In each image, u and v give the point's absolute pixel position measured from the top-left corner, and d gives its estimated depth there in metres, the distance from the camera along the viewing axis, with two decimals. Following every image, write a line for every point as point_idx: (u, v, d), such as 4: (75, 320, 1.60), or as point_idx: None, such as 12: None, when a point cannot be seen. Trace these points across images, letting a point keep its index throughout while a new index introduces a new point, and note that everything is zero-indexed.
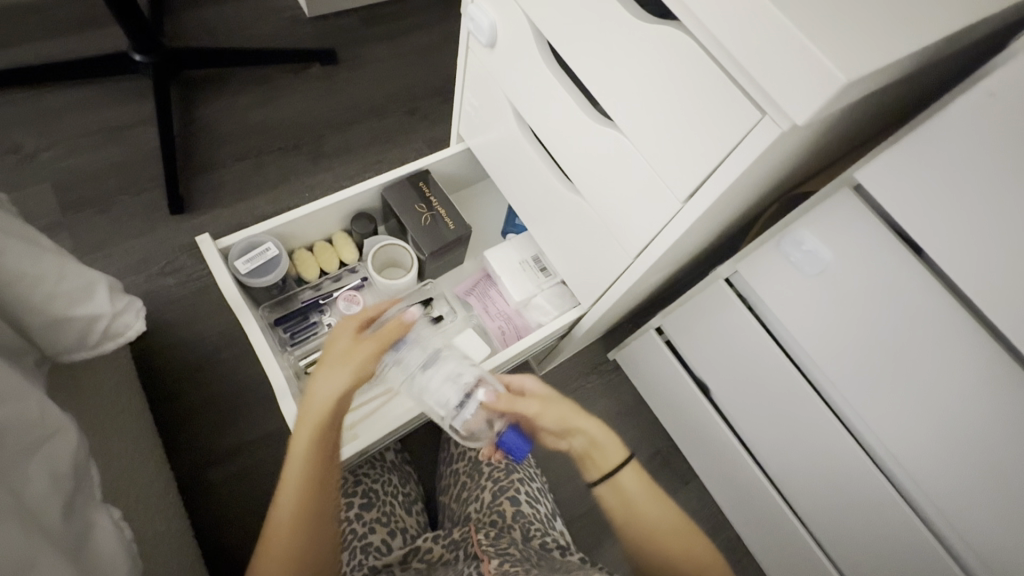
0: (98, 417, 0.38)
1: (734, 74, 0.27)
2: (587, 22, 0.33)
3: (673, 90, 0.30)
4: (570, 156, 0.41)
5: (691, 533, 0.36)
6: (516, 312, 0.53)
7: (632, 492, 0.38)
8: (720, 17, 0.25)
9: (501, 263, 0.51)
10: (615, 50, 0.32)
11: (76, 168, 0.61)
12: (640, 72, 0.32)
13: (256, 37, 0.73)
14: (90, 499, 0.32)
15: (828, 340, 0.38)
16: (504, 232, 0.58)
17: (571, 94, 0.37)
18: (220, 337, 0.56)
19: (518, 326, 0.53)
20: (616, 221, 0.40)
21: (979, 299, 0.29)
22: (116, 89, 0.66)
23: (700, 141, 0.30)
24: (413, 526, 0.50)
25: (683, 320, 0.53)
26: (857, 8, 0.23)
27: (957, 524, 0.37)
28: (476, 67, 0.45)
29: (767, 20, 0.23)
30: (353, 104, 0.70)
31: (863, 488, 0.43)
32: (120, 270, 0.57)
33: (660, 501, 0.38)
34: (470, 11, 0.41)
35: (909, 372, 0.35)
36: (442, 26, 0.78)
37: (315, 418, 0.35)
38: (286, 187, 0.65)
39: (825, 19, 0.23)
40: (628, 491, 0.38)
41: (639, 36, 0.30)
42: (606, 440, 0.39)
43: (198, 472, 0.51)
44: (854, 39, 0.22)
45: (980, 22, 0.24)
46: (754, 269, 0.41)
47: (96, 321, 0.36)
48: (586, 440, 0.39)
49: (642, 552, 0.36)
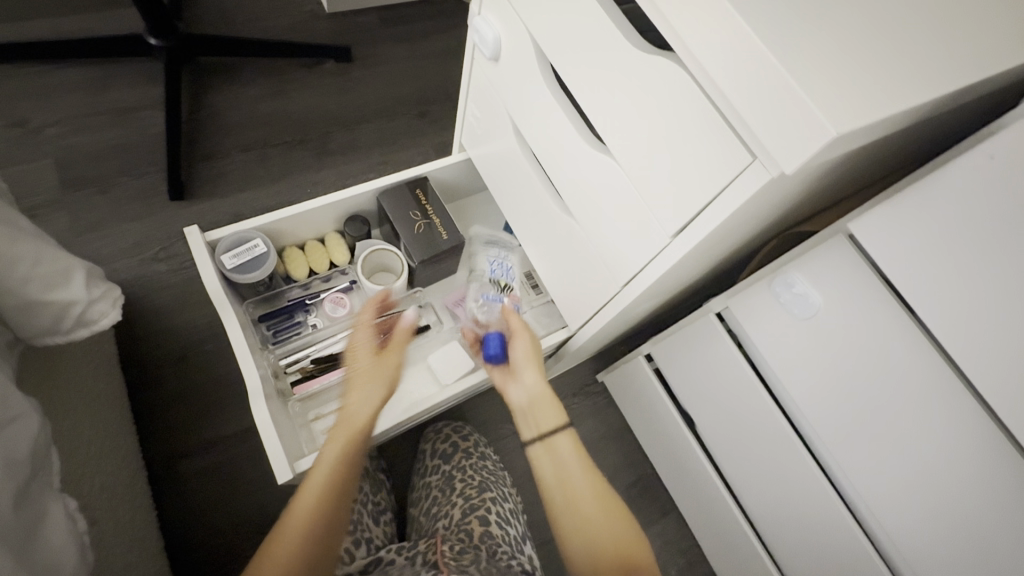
0: (63, 404, 0.38)
1: (721, 107, 0.23)
2: (574, 36, 0.30)
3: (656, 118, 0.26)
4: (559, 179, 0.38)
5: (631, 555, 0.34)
6: None
7: (566, 457, 0.38)
8: (707, 43, 0.21)
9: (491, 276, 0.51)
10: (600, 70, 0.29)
11: (79, 145, 0.65)
12: (625, 96, 0.28)
13: (272, 29, 0.78)
14: (46, 487, 0.32)
15: (817, 392, 0.36)
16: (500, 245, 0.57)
17: (562, 109, 0.34)
18: (205, 323, 0.60)
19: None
20: (600, 255, 0.37)
21: (984, 370, 0.26)
22: (128, 71, 0.70)
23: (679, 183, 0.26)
24: (378, 537, 0.50)
25: (672, 352, 0.51)
26: (868, 49, 0.21)
27: None
28: (479, 74, 0.43)
29: (757, 52, 0.19)
30: (361, 103, 0.76)
31: (848, 550, 0.40)
32: (115, 250, 0.61)
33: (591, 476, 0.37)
34: (475, 23, 0.38)
35: (889, 425, 0.32)
36: (456, 33, 0.84)
37: (353, 431, 0.37)
38: (287, 179, 0.69)
39: (826, 60, 0.19)
40: (561, 455, 0.38)
41: (624, 56, 0.27)
42: (548, 399, 0.39)
43: (169, 452, 0.55)
44: (854, 83, 0.19)
45: (1000, 71, 0.22)
46: (746, 310, 0.39)
47: (72, 306, 0.35)
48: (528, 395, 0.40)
49: (571, 534, 0.35)
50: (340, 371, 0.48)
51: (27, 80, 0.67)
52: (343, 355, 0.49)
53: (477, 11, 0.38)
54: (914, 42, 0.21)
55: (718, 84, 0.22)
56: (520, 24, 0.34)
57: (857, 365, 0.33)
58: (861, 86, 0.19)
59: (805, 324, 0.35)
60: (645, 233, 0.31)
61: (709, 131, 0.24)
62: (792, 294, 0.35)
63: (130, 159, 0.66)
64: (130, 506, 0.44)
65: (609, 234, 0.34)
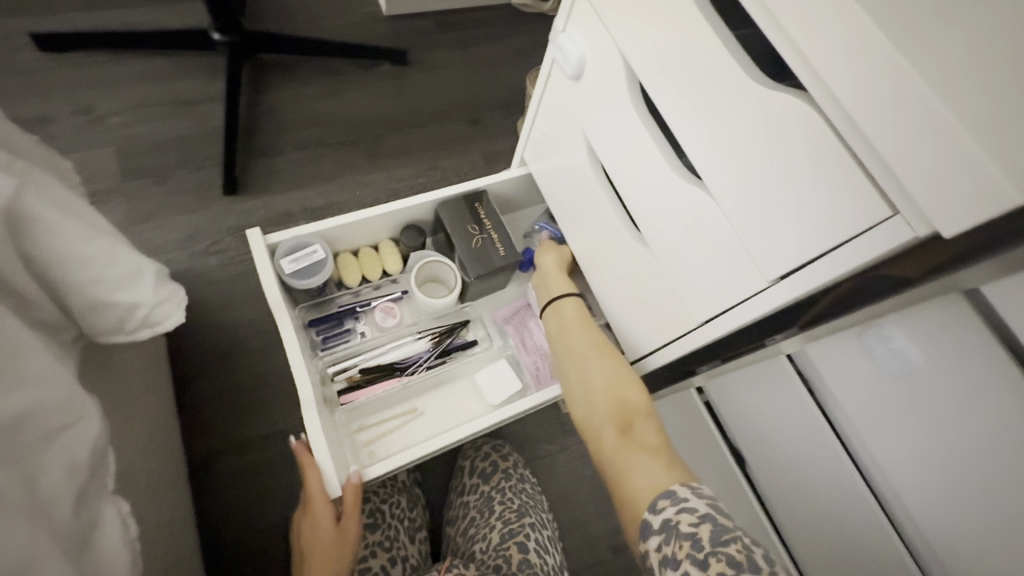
0: (119, 401, 0.38)
1: (862, 155, 0.21)
2: (681, 65, 0.28)
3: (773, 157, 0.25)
4: (636, 205, 0.36)
5: (628, 400, 0.37)
6: None
7: (569, 317, 0.43)
8: (867, 87, 0.19)
9: None
10: (707, 102, 0.27)
11: (140, 135, 0.66)
12: (736, 131, 0.26)
13: (332, 29, 0.78)
14: (102, 489, 0.31)
15: (899, 448, 0.34)
16: None
17: (653, 137, 0.32)
18: (252, 321, 0.60)
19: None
20: (676, 288, 0.35)
21: None
22: (190, 63, 0.71)
23: (790, 228, 0.25)
24: (414, 557, 0.49)
25: (729, 387, 0.49)
26: None
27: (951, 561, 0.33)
28: (554, 89, 0.42)
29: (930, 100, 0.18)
30: (415, 107, 0.75)
31: None
32: (169, 241, 0.62)
33: (590, 330, 0.42)
34: (559, 40, 0.37)
35: (913, 389, 0.32)
36: (512, 41, 0.83)
37: None
38: (338, 179, 0.69)
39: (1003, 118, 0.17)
40: (565, 315, 0.43)
41: (742, 93, 0.25)
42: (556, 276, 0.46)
43: (210, 449, 0.55)
44: None
45: None
46: (822, 352, 0.37)
47: (136, 309, 0.35)
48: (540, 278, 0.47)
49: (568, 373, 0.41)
50: (387, 383, 0.47)
51: (94, 67, 0.68)
52: (392, 367, 0.48)
53: (563, 29, 0.37)
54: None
55: (869, 132, 0.20)
56: (611, 43, 0.33)
57: (951, 429, 0.30)
58: None
59: (893, 372, 0.33)
60: (736, 273, 0.29)
61: (839, 179, 0.22)
62: (880, 344, 0.33)
63: (188, 152, 0.67)
64: (173, 506, 0.43)
65: (690, 268, 0.33)
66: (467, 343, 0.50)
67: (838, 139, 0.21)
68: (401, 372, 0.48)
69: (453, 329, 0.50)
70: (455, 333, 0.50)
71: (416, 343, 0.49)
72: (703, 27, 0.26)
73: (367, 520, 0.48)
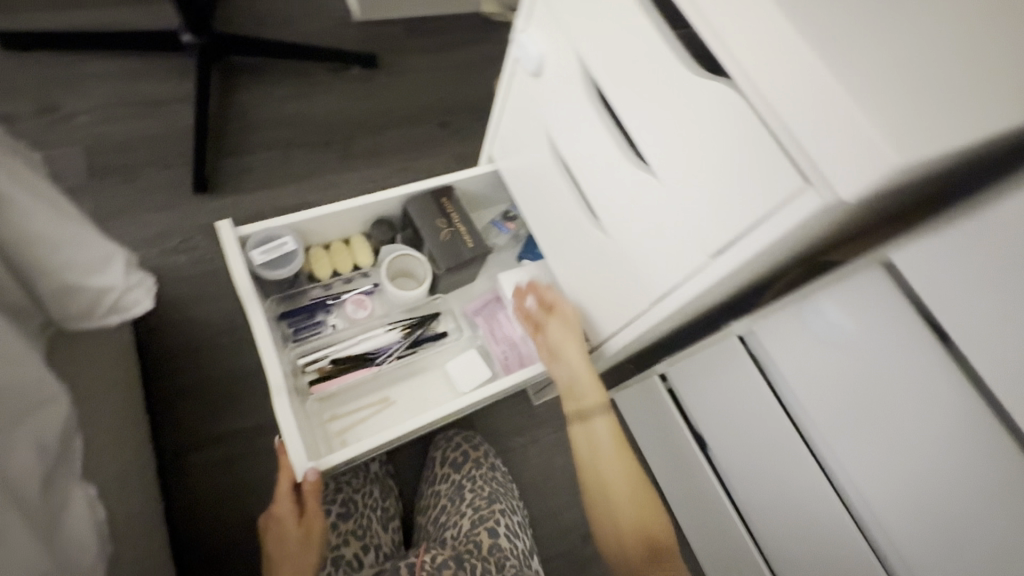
0: (87, 392, 0.38)
1: (777, 133, 0.23)
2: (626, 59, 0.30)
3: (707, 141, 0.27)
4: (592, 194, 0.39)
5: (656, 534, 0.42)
6: (522, 339, 0.51)
7: (603, 444, 0.43)
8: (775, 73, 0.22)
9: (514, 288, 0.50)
10: (650, 93, 0.30)
11: (108, 135, 0.66)
12: (677, 118, 0.28)
13: (303, 33, 0.80)
14: (71, 473, 0.32)
15: (880, 477, 0.35)
16: (521, 256, 0.58)
17: (606, 127, 0.35)
18: (222, 318, 0.60)
19: (523, 353, 0.51)
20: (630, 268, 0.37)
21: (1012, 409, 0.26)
22: (159, 64, 0.71)
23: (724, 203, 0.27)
24: (386, 545, 0.50)
25: (689, 371, 0.51)
26: (919, 83, 0.21)
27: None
28: (516, 89, 0.44)
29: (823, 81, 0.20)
30: (386, 109, 0.77)
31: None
32: (137, 239, 0.62)
33: (626, 456, 0.44)
34: (520, 40, 0.39)
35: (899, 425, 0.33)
36: (481, 47, 0.85)
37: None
38: (310, 179, 0.70)
39: (887, 96, 0.20)
40: (600, 442, 0.44)
41: (679, 83, 0.28)
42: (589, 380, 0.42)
43: (179, 447, 0.54)
44: (910, 116, 0.20)
45: None
46: (771, 334, 0.39)
47: (107, 293, 0.36)
48: (569, 376, 0.43)
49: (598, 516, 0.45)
50: (359, 373, 0.48)
51: (60, 67, 0.68)
52: (362, 358, 0.49)
53: (523, 29, 0.39)
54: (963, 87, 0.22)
55: (780, 111, 0.22)
56: (567, 40, 0.35)
57: (885, 391, 0.33)
58: (917, 120, 0.20)
59: (832, 345, 0.35)
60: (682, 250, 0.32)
61: (761, 156, 0.24)
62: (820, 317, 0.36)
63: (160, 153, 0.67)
64: (142, 499, 0.43)
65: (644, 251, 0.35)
66: (437, 335, 0.51)
67: (760, 118, 0.24)
68: (372, 362, 0.49)
69: (422, 321, 0.51)
70: (424, 325, 0.51)
71: (387, 334, 0.50)
72: (644, 24, 0.28)
73: (339, 510, 0.48)
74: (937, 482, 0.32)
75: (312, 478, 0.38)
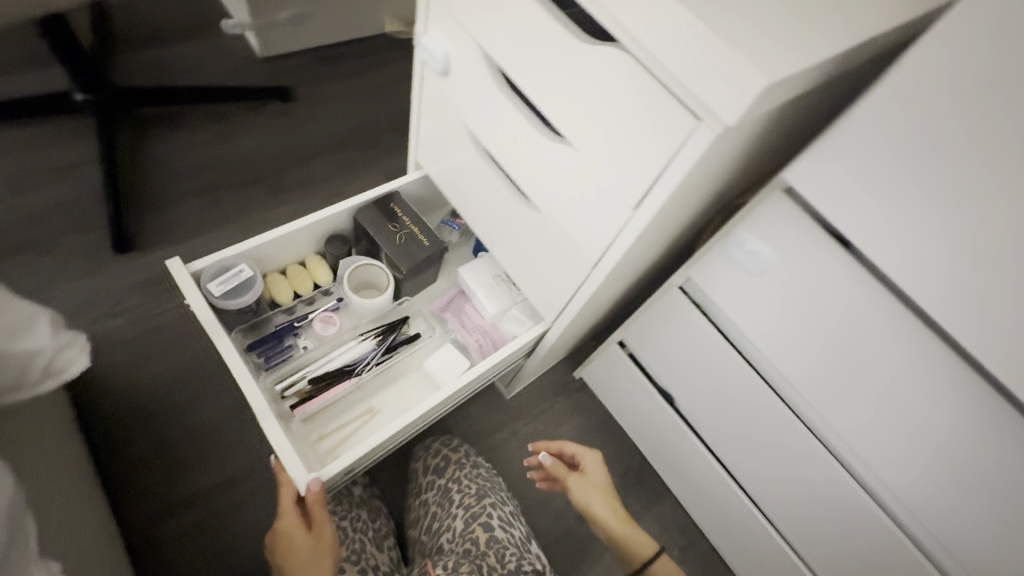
0: (31, 471, 0.36)
1: (662, 83, 0.26)
2: (523, 42, 0.32)
3: (606, 104, 0.29)
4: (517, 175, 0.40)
5: None
6: (493, 326, 0.52)
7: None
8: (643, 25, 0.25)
9: (476, 278, 0.51)
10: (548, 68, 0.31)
11: (14, 207, 0.62)
12: (576, 88, 0.31)
13: (212, 77, 0.78)
14: (24, 553, 0.29)
15: (901, 462, 0.37)
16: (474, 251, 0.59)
17: (519, 110, 0.36)
18: (170, 374, 0.58)
19: (496, 339, 0.53)
20: (564, 237, 0.39)
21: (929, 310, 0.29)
22: (59, 127, 0.67)
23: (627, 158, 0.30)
24: (384, 564, 0.49)
25: (641, 331, 0.53)
26: (761, 14, 0.24)
27: (958, 550, 0.37)
28: (427, 88, 0.45)
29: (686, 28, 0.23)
30: (309, 139, 0.76)
31: (840, 498, 0.43)
32: (64, 309, 0.58)
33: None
34: (424, 41, 0.41)
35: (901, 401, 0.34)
36: (395, 65, 0.86)
37: None
38: (243, 220, 0.69)
39: (738, 30, 0.24)
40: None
41: (570, 51, 0.30)
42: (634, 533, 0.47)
43: (146, 520, 0.51)
44: (762, 42, 0.23)
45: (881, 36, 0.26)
46: (708, 279, 0.42)
47: (36, 357, 0.34)
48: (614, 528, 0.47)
49: None
50: (341, 385, 0.48)
51: None
52: (341, 371, 0.48)
53: (424, 29, 0.40)
54: (800, 24, 0.25)
55: (660, 61, 0.25)
56: (464, 34, 0.37)
57: (811, 305, 0.36)
58: (768, 46, 0.23)
59: (759, 275, 0.38)
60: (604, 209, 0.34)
61: (652, 105, 0.27)
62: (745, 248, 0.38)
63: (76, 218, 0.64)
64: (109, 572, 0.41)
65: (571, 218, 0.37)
66: (412, 336, 0.52)
67: (641, 73, 0.27)
68: (352, 373, 0.48)
69: (395, 325, 0.51)
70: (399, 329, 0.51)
71: (361, 345, 0.49)
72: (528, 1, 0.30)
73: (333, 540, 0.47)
74: (945, 452, 0.34)
75: (315, 487, 0.38)
